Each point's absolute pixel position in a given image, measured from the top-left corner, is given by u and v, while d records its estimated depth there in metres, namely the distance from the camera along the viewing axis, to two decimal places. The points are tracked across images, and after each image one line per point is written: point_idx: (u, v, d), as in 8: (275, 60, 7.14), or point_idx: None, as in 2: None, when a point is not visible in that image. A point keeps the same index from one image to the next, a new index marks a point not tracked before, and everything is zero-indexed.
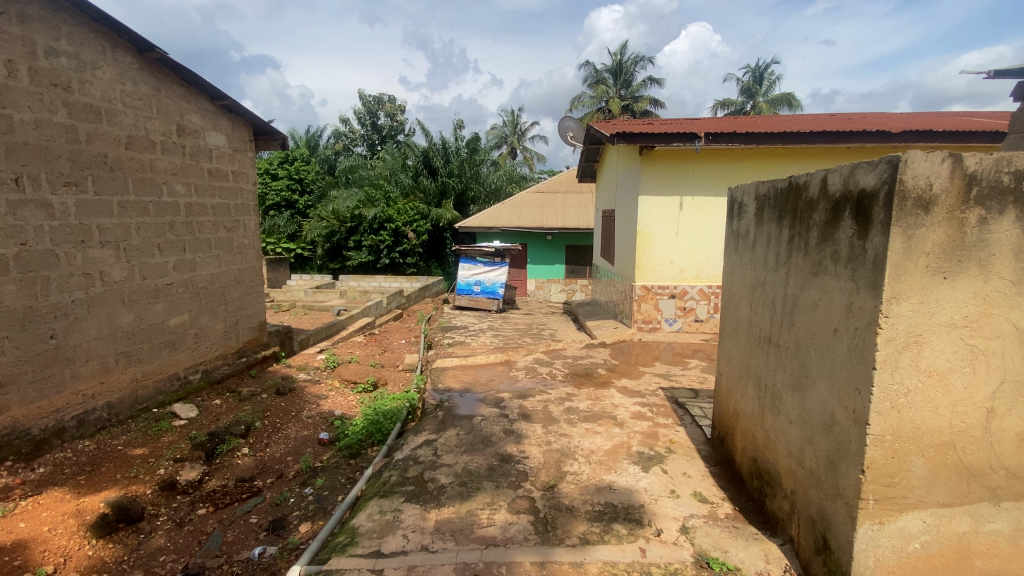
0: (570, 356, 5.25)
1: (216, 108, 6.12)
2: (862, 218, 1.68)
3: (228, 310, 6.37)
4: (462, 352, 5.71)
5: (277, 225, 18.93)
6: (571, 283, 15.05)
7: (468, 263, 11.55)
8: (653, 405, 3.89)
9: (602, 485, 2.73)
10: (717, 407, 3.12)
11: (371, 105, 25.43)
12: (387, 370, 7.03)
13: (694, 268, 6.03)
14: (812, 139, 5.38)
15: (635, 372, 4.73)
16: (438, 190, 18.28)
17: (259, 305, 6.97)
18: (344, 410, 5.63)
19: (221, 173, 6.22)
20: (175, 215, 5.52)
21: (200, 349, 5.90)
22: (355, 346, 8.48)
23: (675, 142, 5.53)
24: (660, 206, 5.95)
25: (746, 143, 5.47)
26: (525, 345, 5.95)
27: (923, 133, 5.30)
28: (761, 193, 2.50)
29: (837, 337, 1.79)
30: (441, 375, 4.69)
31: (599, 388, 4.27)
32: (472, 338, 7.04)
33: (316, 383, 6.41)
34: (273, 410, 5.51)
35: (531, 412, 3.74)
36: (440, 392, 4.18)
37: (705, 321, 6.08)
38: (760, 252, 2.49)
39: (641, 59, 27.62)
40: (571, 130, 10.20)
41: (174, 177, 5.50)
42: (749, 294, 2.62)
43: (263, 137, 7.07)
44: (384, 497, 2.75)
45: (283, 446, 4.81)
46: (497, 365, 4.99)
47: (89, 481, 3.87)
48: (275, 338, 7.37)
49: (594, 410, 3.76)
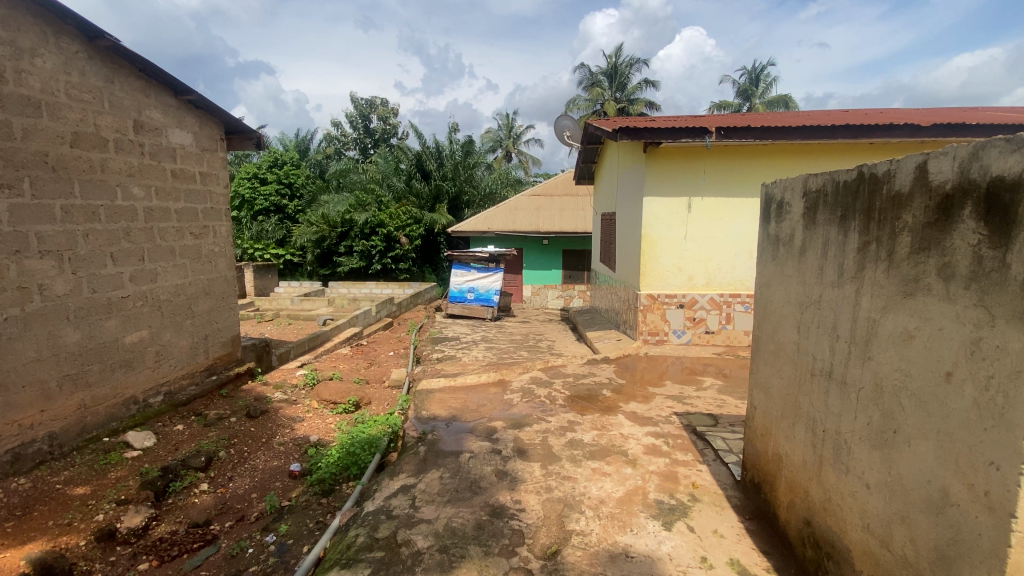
0: (571, 374, 4.71)
1: (181, 103, 5.59)
2: (996, 218, 1.19)
3: (195, 325, 5.81)
4: (452, 370, 5.15)
5: (264, 230, 18.24)
6: (568, 288, 14.52)
7: (461, 269, 11.00)
8: (668, 436, 3.36)
9: (616, 551, 2.20)
10: (750, 446, 2.62)
11: (363, 109, 24.95)
12: (371, 388, 6.48)
13: (704, 276, 5.53)
14: (834, 133, 4.91)
15: (643, 394, 4.20)
16: (431, 194, 17.79)
17: (231, 317, 6.41)
18: (320, 435, 5.08)
19: (187, 175, 5.68)
20: (132, 221, 4.98)
21: (162, 369, 5.35)
22: (339, 360, 7.91)
23: (683, 137, 5.04)
24: (667, 208, 5.46)
25: (761, 139, 5.00)
26: (521, 361, 5.41)
27: (955, 127, 4.84)
28: (812, 189, 2.01)
29: (954, 383, 1.30)
30: (426, 399, 4.15)
31: (605, 415, 3.73)
32: (464, 351, 6.49)
33: (293, 404, 5.84)
34: (241, 436, 4.96)
35: (528, 447, 3.21)
36: (423, 421, 3.64)
37: (717, 333, 5.57)
38: (812, 263, 2.00)
39: (637, 61, 27.33)
40: (569, 129, 9.71)
41: (130, 179, 4.96)
42: (794, 313, 2.14)
43: (236, 136, 6.54)
44: (346, 567, 2.20)
45: (247, 481, 4.25)
46: (490, 386, 4.45)
47: (15, 529, 3.30)
48: (250, 353, 6.82)
49: (601, 444, 3.23)
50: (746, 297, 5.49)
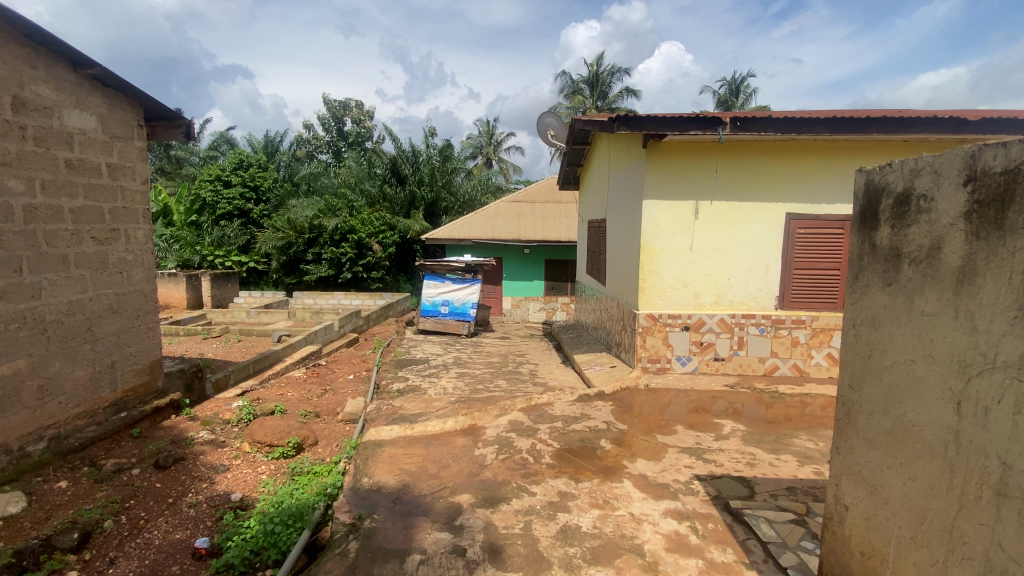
0: (559, 416, 3.78)
1: (81, 79, 4.55)
2: None
3: (97, 351, 4.72)
4: (412, 409, 4.15)
5: (225, 235, 16.90)
6: (550, 300, 13.58)
7: (435, 280, 10.00)
8: (695, 518, 2.47)
9: None
10: (833, 561, 1.76)
11: (336, 111, 23.87)
12: (320, 424, 5.46)
13: (713, 294, 4.72)
14: (868, 128, 4.15)
15: (651, 446, 3.31)
16: (406, 200, 16.88)
17: (150, 339, 5.34)
18: (246, 492, 4.06)
19: (90, 166, 4.64)
20: (4, 222, 3.90)
21: (47, 409, 4.24)
22: (288, 386, 6.84)
23: (691, 129, 4.24)
24: (671, 213, 4.65)
25: (783, 133, 4.22)
26: (497, 396, 4.48)
27: (1007, 122, 4.12)
28: (990, 170, 1.18)
29: None
30: (373, 455, 3.17)
31: (607, 481, 2.82)
32: (431, 378, 5.53)
33: (219, 448, 4.78)
34: (140, 497, 3.90)
35: (504, 542, 2.27)
36: (362, 497, 2.67)
37: (727, 359, 4.74)
38: (996, 300, 1.17)
39: (618, 70, 26.97)
40: (551, 128, 8.84)
41: (4, 169, 3.89)
42: (945, 376, 1.32)
43: (161, 123, 5.53)
44: None
45: (134, 566, 3.19)
46: (457, 434, 3.49)
47: None
48: (177, 380, 5.74)
49: (605, 536, 2.32)
50: (762, 318, 4.67)
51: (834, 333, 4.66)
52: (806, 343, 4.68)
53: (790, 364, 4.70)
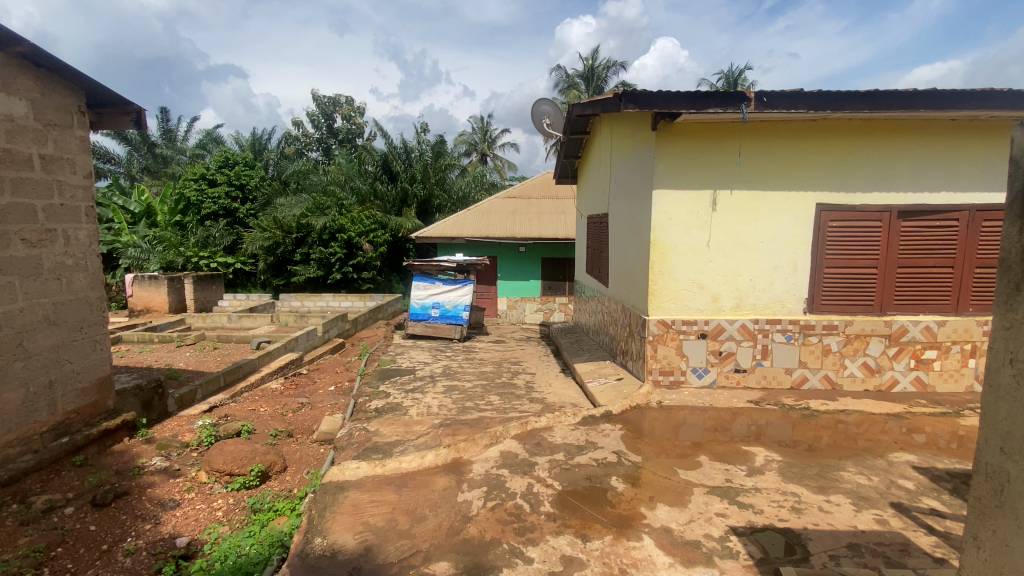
0: (561, 446, 3.21)
1: (7, 58, 3.94)
2: None
3: (31, 369, 4.11)
4: (389, 436, 3.56)
5: (210, 235, 16.25)
6: (548, 301, 13.03)
7: (425, 281, 9.38)
8: None
9: None
10: None
11: (326, 108, 23.26)
12: (290, 447, 4.87)
13: (733, 296, 4.15)
14: (915, 105, 3.57)
15: (672, 485, 2.73)
16: (398, 197, 16.26)
17: (98, 354, 4.72)
18: (193, 537, 3.46)
19: (19, 158, 4.03)
20: None
21: None
22: (261, 400, 6.24)
23: (710, 108, 3.66)
24: (685, 205, 4.08)
25: (816, 111, 3.65)
26: (488, 417, 3.90)
27: None
28: None
29: None
30: (334, 503, 2.58)
31: (622, 539, 2.24)
32: (416, 394, 4.93)
33: (171, 479, 4.19)
34: (70, 546, 3.27)
35: None
36: (310, 568, 2.07)
37: (749, 371, 4.18)
38: None
39: (614, 64, 26.41)
40: (547, 117, 8.23)
41: None
42: None
43: (107, 109, 4.91)
44: None
45: None
46: (438, 472, 2.90)
47: None
48: (132, 398, 5.13)
49: None
50: (789, 324, 4.10)
51: (870, 340, 4.10)
52: (838, 351, 4.12)
53: (820, 376, 4.14)
